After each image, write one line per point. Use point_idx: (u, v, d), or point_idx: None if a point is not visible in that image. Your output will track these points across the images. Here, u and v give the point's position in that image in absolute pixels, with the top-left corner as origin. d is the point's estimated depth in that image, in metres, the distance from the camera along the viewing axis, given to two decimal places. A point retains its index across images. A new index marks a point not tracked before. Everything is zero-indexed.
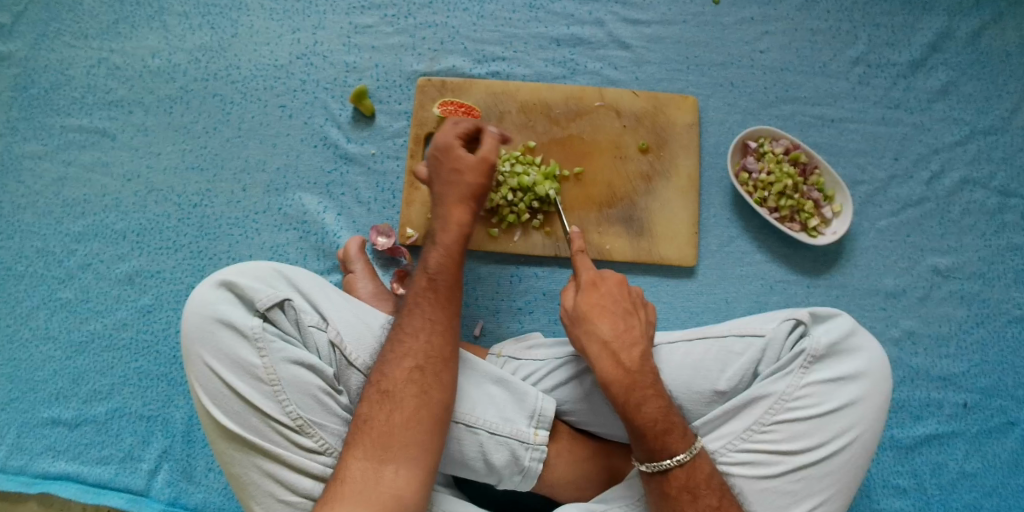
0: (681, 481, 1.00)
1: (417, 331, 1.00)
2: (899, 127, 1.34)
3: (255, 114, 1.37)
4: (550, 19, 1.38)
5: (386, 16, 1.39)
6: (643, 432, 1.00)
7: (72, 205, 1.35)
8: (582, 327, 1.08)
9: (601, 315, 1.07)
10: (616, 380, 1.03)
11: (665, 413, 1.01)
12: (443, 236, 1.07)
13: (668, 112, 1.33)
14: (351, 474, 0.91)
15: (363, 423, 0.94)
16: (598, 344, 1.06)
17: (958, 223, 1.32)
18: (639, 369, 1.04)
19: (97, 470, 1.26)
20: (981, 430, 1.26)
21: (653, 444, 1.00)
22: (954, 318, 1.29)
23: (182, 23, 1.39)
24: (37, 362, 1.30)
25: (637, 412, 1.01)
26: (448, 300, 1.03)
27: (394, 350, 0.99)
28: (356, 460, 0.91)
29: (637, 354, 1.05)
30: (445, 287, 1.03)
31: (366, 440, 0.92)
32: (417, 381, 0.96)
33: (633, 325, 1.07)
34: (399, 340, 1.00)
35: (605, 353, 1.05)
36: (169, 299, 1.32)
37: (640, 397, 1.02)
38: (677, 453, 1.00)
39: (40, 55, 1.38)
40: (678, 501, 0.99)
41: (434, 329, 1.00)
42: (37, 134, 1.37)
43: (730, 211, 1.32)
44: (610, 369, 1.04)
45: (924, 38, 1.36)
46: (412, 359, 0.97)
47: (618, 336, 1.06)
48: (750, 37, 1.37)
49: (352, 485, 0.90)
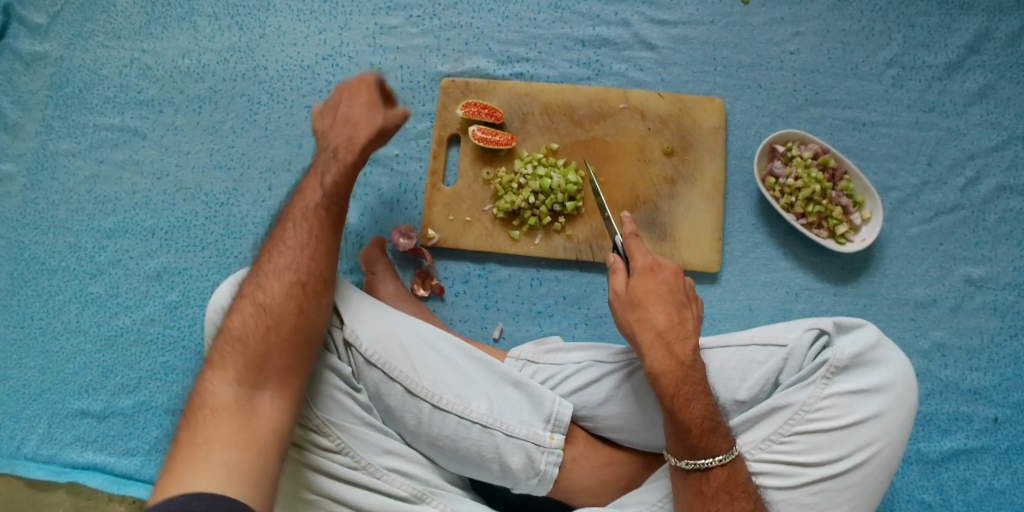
0: (720, 481, 0.99)
1: (278, 268, 0.98)
2: (933, 131, 1.31)
3: (281, 114, 1.38)
4: (576, 19, 1.37)
5: (411, 17, 1.39)
6: (690, 427, 0.99)
7: (103, 202, 1.38)
8: (636, 313, 1.06)
9: (658, 303, 1.06)
10: (667, 372, 1.01)
11: (711, 411, 1.00)
12: (335, 162, 1.05)
13: (694, 115, 1.31)
14: (207, 408, 0.86)
15: (211, 363, 0.91)
16: (652, 333, 1.04)
17: (993, 232, 1.28)
18: (691, 363, 1.02)
19: (125, 460, 1.29)
20: (1012, 446, 1.23)
21: (698, 440, 0.99)
22: (986, 330, 1.26)
23: (211, 24, 1.41)
24: (68, 355, 1.34)
25: (685, 406, 1.00)
26: (298, 235, 1.01)
27: (240, 294, 0.97)
28: (213, 396, 0.87)
29: (690, 349, 1.03)
30: (297, 234, 1.01)
31: (226, 374, 0.89)
32: (269, 316, 0.94)
33: (686, 318, 1.06)
34: (248, 285, 0.98)
35: (658, 343, 1.03)
36: (195, 296, 1.34)
37: (689, 392, 1.00)
38: (718, 453, 0.99)
39: (74, 55, 1.42)
40: (714, 501, 0.98)
41: (286, 268, 0.98)
42: (71, 132, 1.40)
43: (756, 216, 1.30)
44: (662, 360, 1.02)
45: (961, 40, 1.32)
46: (252, 302, 0.95)
47: (673, 328, 1.04)
48: (779, 38, 1.34)
49: (212, 418, 0.85)
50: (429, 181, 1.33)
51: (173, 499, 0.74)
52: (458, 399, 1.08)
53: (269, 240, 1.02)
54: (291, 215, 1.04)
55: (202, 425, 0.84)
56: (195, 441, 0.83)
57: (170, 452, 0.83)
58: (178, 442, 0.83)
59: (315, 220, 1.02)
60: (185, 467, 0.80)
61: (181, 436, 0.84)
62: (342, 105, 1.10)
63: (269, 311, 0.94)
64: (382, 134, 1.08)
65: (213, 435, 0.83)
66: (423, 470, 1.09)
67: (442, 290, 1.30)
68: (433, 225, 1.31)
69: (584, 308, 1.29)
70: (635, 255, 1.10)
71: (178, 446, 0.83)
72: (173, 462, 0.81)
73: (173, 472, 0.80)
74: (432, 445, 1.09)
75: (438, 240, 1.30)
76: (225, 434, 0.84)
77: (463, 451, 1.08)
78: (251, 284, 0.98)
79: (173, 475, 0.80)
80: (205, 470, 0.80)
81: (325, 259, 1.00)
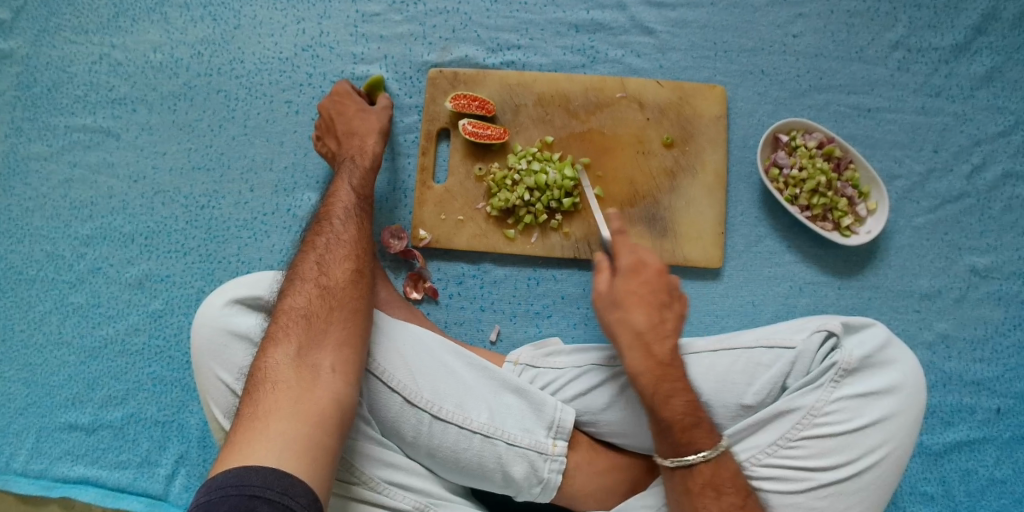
0: (706, 477, 0.97)
1: (336, 257, 1.02)
2: (939, 116, 1.26)
3: (261, 110, 1.31)
4: (569, 3, 1.30)
5: (395, 3, 1.31)
6: (671, 425, 0.98)
7: (79, 207, 1.31)
8: (617, 312, 1.04)
9: (640, 304, 1.04)
10: (645, 373, 1.00)
11: (692, 407, 0.99)
12: (359, 160, 1.17)
13: (694, 103, 1.26)
14: (269, 382, 0.87)
15: (270, 339, 0.92)
16: (631, 333, 1.03)
17: (999, 220, 1.25)
18: (670, 362, 1.01)
19: (116, 474, 1.26)
20: (1014, 436, 1.22)
21: (680, 437, 0.97)
22: (991, 321, 1.24)
23: (183, 14, 1.33)
24: (52, 368, 1.29)
25: (664, 403, 0.99)
26: (347, 228, 1.06)
27: (292, 275, 1.00)
28: (275, 370, 0.88)
29: (668, 347, 1.02)
30: (346, 231, 1.06)
31: (289, 346, 0.90)
32: (324, 296, 0.96)
33: (667, 318, 1.04)
34: (298, 268, 1.01)
35: (636, 343, 1.02)
36: (180, 303, 1.29)
37: (667, 390, 0.99)
38: (704, 449, 0.97)
39: (39, 51, 1.33)
40: (701, 497, 0.96)
41: (341, 257, 1.02)
42: (41, 134, 1.32)
43: (758, 208, 1.26)
44: (639, 359, 1.01)
45: (968, 20, 1.27)
46: (314, 284, 0.98)
47: (652, 328, 1.03)
48: (783, 20, 1.28)
49: (276, 390, 0.86)
50: (418, 178, 1.27)
51: (229, 472, 0.75)
52: (458, 408, 1.06)
53: (314, 229, 1.06)
54: (332, 210, 1.08)
55: (264, 398, 0.85)
56: (259, 414, 0.83)
57: (233, 426, 0.84)
58: (244, 415, 0.84)
59: (358, 220, 1.08)
60: (246, 440, 0.80)
61: (246, 409, 0.84)
62: (355, 115, 1.21)
63: (326, 293, 0.97)
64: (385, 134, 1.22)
65: (274, 407, 0.84)
66: (424, 482, 1.08)
67: (436, 293, 1.26)
68: (424, 225, 1.26)
69: (583, 308, 1.25)
70: (621, 254, 1.09)
71: (245, 419, 0.83)
72: (234, 437, 0.82)
73: (239, 446, 0.80)
74: (432, 457, 1.07)
75: (430, 240, 1.25)
76: (286, 405, 0.84)
77: (465, 460, 1.06)
78: (299, 268, 1.01)
79: (239, 447, 0.80)
80: (270, 442, 0.80)
81: (370, 254, 1.06)
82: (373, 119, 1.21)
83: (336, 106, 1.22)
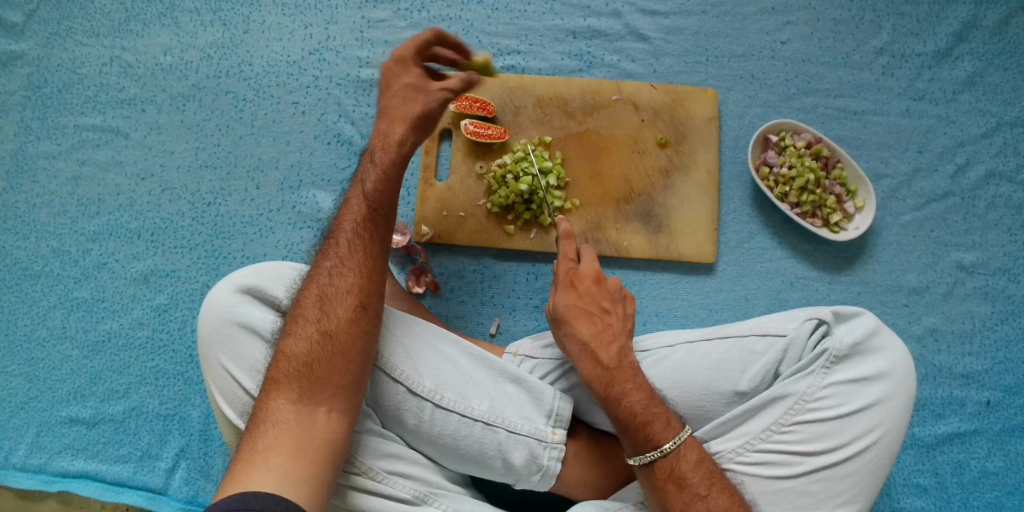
0: (667, 471, 0.98)
1: (340, 291, 0.97)
2: (923, 119, 1.32)
3: (268, 111, 1.35)
4: (566, 11, 1.36)
5: (399, 10, 1.37)
6: (626, 424, 1.00)
7: (86, 204, 1.34)
8: (562, 327, 1.09)
9: (584, 317, 1.09)
10: (593, 377, 1.04)
11: (646, 406, 1.01)
12: (381, 155, 1.05)
13: (687, 105, 1.31)
14: (268, 421, 0.88)
15: (272, 378, 0.92)
16: (577, 344, 1.07)
17: (983, 218, 1.29)
18: (617, 366, 1.04)
19: (116, 468, 1.27)
20: (1004, 429, 1.25)
21: (636, 435, 0.99)
22: (978, 315, 1.27)
23: (194, 19, 1.38)
24: (54, 362, 1.31)
25: (614, 405, 1.01)
26: (354, 255, 1.00)
27: (297, 311, 0.97)
28: (275, 409, 0.89)
29: (614, 351, 1.05)
30: (352, 257, 0.99)
31: (289, 394, 0.90)
32: (327, 339, 0.94)
33: (608, 323, 1.08)
34: (302, 302, 0.98)
35: (582, 352, 1.06)
36: (185, 298, 1.31)
37: (618, 390, 1.02)
38: (662, 443, 0.98)
39: (52, 54, 1.38)
40: (664, 493, 0.97)
41: (345, 291, 0.97)
42: (51, 134, 1.36)
43: (750, 206, 1.30)
44: (588, 367, 1.04)
45: (949, 28, 1.33)
46: (315, 326, 0.95)
47: (596, 336, 1.06)
48: (771, 27, 1.34)
49: (275, 431, 0.87)
50: (421, 176, 1.30)
51: (229, 499, 0.76)
52: (459, 397, 1.07)
53: (321, 253, 1.01)
54: (340, 232, 1.02)
55: (264, 435, 0.87)
56: (258, 449, 0.85)
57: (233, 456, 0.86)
58: (243, 450, 0.86)
59: (367, 244, 1.00)
60: (245, 471, 0.83)
61: (246, 444, 0.86)
62: (400, 98, 1.07)
63: (329, 334, 0.94)
64: (425, 120, 1.06)
65: (274, 444, 0.85)
66: (422, 471, 1.07)
67: (437, 287, 1.28)
68: (426, 221, 1.29)
69: None
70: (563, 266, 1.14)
71: (244, 452, 0.85)
72: (234, 466, 0.84)
73: (238, 476, 0.82)
74: (432, 445, 1.08)
75: (432, 236, 1.29)
76: (286, 444, 0.86)
77: (465, 448, 1.07)
78: (303, 302, 0.97)
79: (237, 477, 0.82)
80: (268, 475, 0.82)
81: (380, 279, 1.00)
82: (419, 102, 1.06)
83: (392, 77, 1.08)
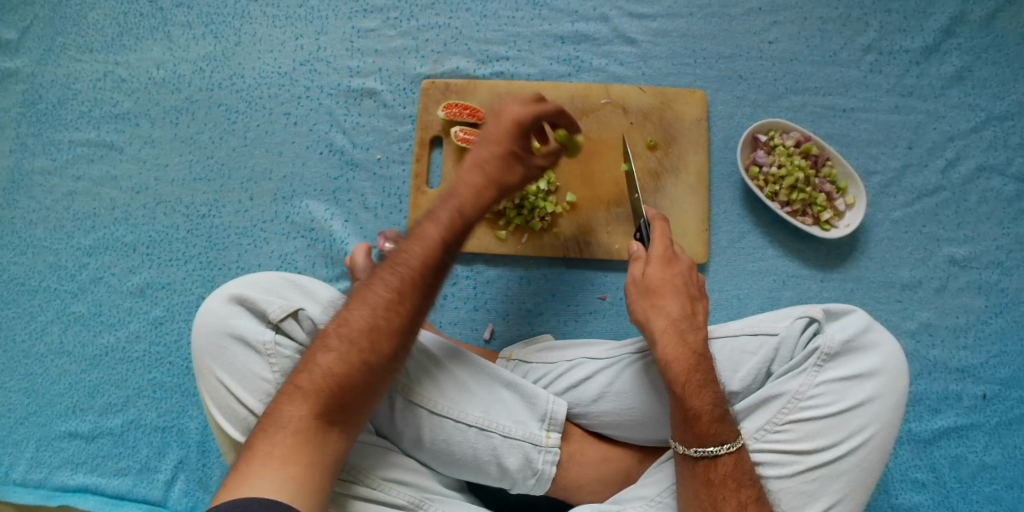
0: (727, 468, 0.96)
1: (388, 319, 0.93)
2: (912, 115, 1.32)
3: (260, 123, 1.37)
4: (554, 16, 1.37)
5: (388, 19, 1.38)
6: (698, 414, 0.97)
7: (82, 219, 1.36)
8: (651, 302, 1.07)
9: (672, 293, 1.07)
10: (679, 359, 1.01)
11: (721, 399, 0.99)
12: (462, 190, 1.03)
13: (676, 107, 1.31)
14: (292, 432, 0.85)
15: (300, 386, 0.88)
16: (666, 320, 1.05)
17: (974, 212, 1.29)
18: (703, 353, 1.02)
19: (116, 481, 1.28)
20: (1001, 422, 1.24)
21: (705, 426, 0.97)
22: (971, 309, 1.27)
23: (185, 33, 1.39)
24: (53, 376, 1.32)
25: (695, 393, 0.98)
26: (413, 287, 0.95)
27: (340, 324, 0.92)
28: (299, 420, 0.86)
29: (701, 338, 1.04)
30: (412, 282, 0.95)
31: (309, 408, 0.87)
32: (370, 364, 0.91)
33: (698, 311, 1.07)
34: (352, 314, 0.93)
35: (671, 329, 1.03)
36: (181, 310, 1.32)
37: (700, 378, 0.99)
38: (726, 440, 0.96)
39: (46, 70, 1.39)
40: (722, 490, 0.95)
41: (398, 316, 0.93)
42: (46, 149, 1.37)
43: (740, 205, 1.31)
44: (673, 346, 1.02)
45: (937, 24, 1.33)
46: (358, 348, 0.90)
47: (686, 317, 1.05)
48: (758, 27, 1.35)
49: (297, 444, 0.84)
50: (412, 184, 1.32)
51: (235, 504, 0.76)
52: (453, 403, 1.08)
53: (382, 267, 0.96)
54: (408, 255, 0.97)
55: (285, 446, 0.84)
56: (281, 458, 0.83)
57: (245, 456, 0.84)
58: (253, 454, 0.83)
59: (430, 284, 0.96)
60: (257, 479, 0.81)
61: (256, 447, 0.83)
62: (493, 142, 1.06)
63: (373, 361, 0.91)
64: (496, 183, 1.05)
65: (291, 457, 0.83)
66: (416, 477, 1.08)
67: None
68: None
69: (573, 305, 1.29)
70: (653, 244, 1.10)
71: (261, 458, 0.83)
72: (250, 470, 0.82)
73: (256, 483, 0.80)
74: (426, 452, 1.09)
75: None
76: (308, 460, 0.84)
77: (459, 453, 1.08)
78: (352, 314, 0.93)
79: (256, 485, 0.80)
80: (288, 490, 0.81)
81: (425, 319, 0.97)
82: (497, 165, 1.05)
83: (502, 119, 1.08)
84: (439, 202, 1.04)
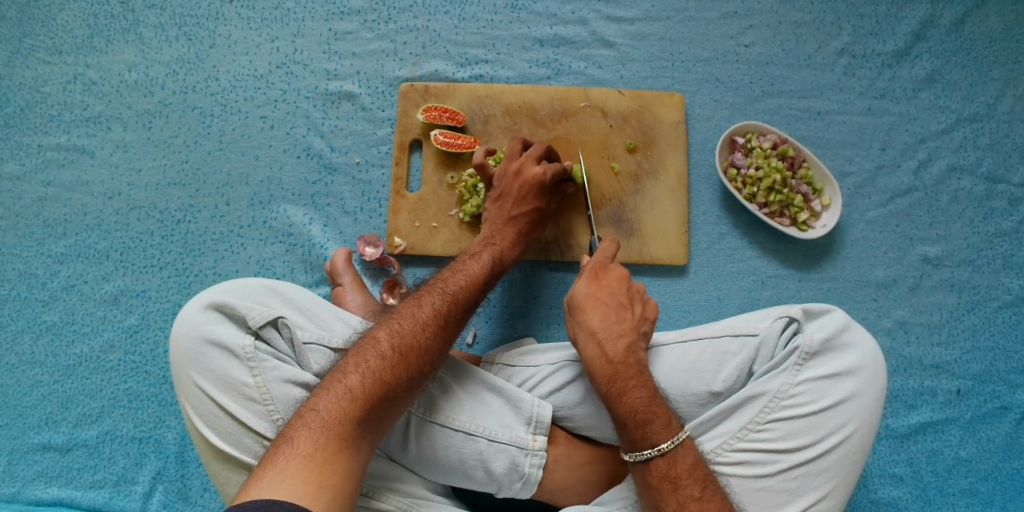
0: (663, 470, 0.96)
1: (422, 335, 0.97)
2: (885, 116, 1.34)
3: (236, 126, 1.35)
4: (533, 19, 1.37)
5: (366, 22, 1.37)
6: (624, 420, 0.99)
7: (52, 225, 1.32)
8: (576, 318, 1.10)
9: (595, 306, 1.09)
10: (598, 370, 1.03)
11: (647, 403, 1.00)
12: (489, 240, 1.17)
13: (654, 110, 1.32)
14: (334, 435, 0.84)
15: (348, 389, 0.89)
16: (587, 333, 1.07)
17: (946, 212, 1.32)
18: (623, 360, 1.03)
19: (91, 494, 1.24)
20: (975, 416, 1.27)
21: (634, 433, 0.98)
22: (945, 306, 1.30)
23: (158, 35, 1.37)
24: (25, 387, 1.28)
25: (618, 399, 1.00)
26: (449, 315, 1.01)
27: (374, 337, 0.95)
28: (344, 423, 0.86)
29: (622, 346, 1.05)
30: (453, 310, 1.02)
31: (351, 409, 0.87)
32: (412, 380, 0.93)
33: (624, 318, 1.08)
34: (401, 328, 0.97)
35: (592, 343, 1.06)
36: (157, 318, 1.30)
37: (621, 385, 1.01)
38: (658, 442, 0.97)
39: (14, 73, 1.36)
40: (659, 492, 0.95)
41: (440, 336, 0.98)
42: (13, 154, 1.34)
43: (719, 207, 1.32)
44: (592, 358, 1.04)
45: (908, 28, 1.36)
46: (397, 357, 0.93)
47: (607, 328, 1.06)
48: (734, 31, 1.36)
49: (338, 447, 0.84)
50: (393, 187, 1.31)
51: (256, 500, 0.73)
52: (440, 409, 1.06)
53: (418, 295, 1.03)
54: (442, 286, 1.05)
55: (327, 447, 0.83)
56: (321, 460, 0.82)
57: (285, 452, 0.82)
58: (289, 454, 0.82)
59: (459, 311, 1.03)
60: (296, 476, 0.80)
61: (295, 447, 0.83)
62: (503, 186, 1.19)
63: (416, 376, 0.94)
64: (523, 237, 1.19)
65: (334, 458, 0.83)
66: (404, 483, 1.06)
67: None
68: (399, 233, 1.29)
69: (555, 308, 1.30)
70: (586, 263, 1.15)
71: (302, 457, 0.82)
72: (289, 468, 0.81)
73: (294, 483, 0.79)
74: (415, 457, 1.07)
75: (405, 247, 1.29)
76: (345, 466, 0.83)
77: (445, 458, 1.06)
78: (402, 328, 0.97)
79: (295, 484, 0.79)
80: (324, 494, 0.80)
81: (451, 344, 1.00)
82: (505, 207, 1.19)
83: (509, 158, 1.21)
84: (476, 248, 1.15)
